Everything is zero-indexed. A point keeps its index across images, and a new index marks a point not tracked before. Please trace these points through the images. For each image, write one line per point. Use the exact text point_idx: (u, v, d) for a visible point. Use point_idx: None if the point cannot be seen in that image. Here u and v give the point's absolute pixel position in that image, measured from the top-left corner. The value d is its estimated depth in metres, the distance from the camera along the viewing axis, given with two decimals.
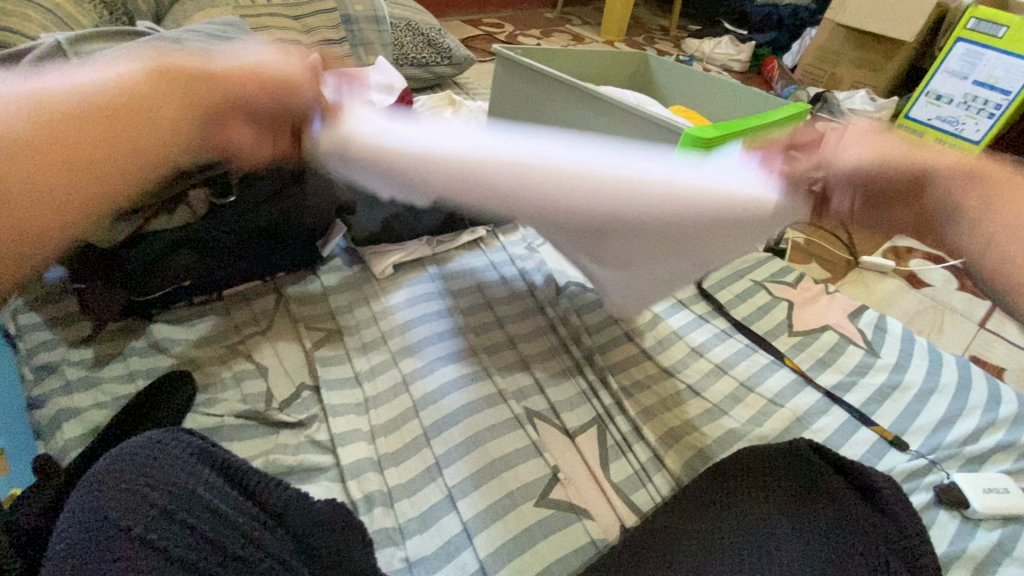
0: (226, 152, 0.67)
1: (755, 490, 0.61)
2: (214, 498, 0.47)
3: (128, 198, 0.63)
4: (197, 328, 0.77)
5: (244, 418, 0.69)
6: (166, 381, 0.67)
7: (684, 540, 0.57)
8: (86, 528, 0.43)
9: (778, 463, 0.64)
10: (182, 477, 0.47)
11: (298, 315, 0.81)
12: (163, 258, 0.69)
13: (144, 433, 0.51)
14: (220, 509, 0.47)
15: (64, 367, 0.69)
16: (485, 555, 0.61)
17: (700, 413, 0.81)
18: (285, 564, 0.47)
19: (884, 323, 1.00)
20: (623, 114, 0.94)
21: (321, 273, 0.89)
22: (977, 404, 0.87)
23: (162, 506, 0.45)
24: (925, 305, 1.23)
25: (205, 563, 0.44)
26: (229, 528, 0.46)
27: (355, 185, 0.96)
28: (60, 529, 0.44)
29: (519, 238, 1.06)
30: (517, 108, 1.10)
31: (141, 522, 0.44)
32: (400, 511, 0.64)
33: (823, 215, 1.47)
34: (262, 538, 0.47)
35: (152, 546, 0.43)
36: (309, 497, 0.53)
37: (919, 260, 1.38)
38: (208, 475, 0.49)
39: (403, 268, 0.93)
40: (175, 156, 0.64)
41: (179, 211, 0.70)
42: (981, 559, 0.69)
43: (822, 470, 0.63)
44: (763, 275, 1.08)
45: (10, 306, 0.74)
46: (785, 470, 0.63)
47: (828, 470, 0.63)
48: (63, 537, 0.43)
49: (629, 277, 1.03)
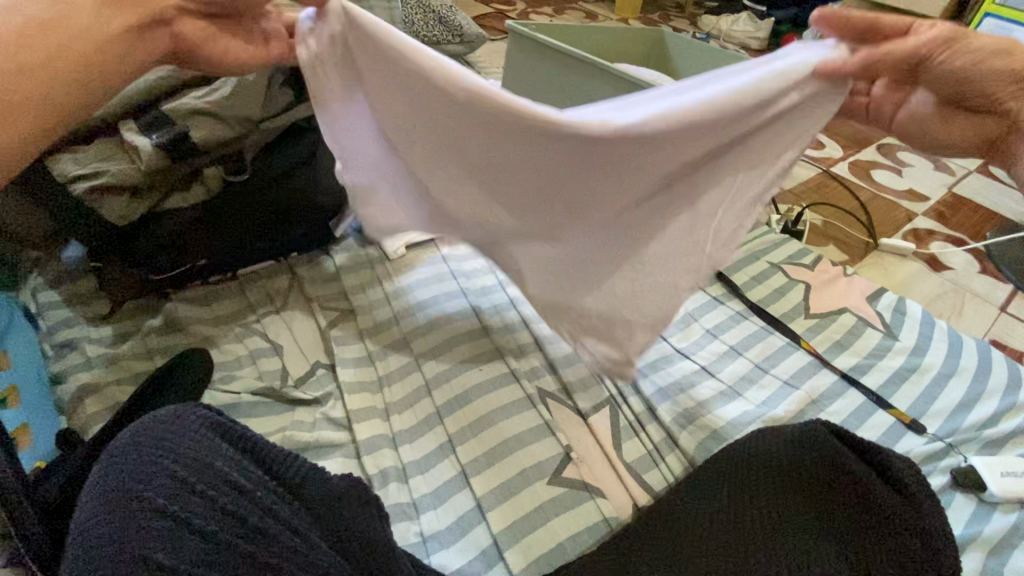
0: (239, 128, 0.67)
1: (769, 476, 0.60)
2: (228, 469, 0.48)
3: (143, 175, 0.63)
4: (212, 307, 0.78)
5: (260, 395, 0.69)
6: (182, 357, 0.68)
7: (692, 525, 0.58)
8: (109, 502, 0.45)
9: (797, 445, 0.62)
10: (199, 454, 0.48)
11: (312, 295, 0.82)
12: (179, 238, 0.68)
13: (160, 411, 0.51)
14: (237, 483, 0.48)
15: (84, 344, 0.71)
16: (498, 531, 0.62)
17: (714, 395, 0.80)
18: (301, 535, 0.48)
19: (903, 306, 0.98)
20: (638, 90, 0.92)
21: (334, 252, 0.88)
22: (996, 388, 0.86)
23: (181, 480, 0.46)
24: (945, 289, 1.21)
25: (225, 536, 0.45)
26: (247, 502, 0.47)
27: None
28: (89, 500, 0.46)
29: None
30: (530, 88, 1.08)
31: (163, 494, 0.45)
32: (415, 486, 0.65)
33: (840, 197, 1.44)
34: (279, 510, 0.48)
35: (176, 518, 0.44)
36: (323, 469, 0.53)
37: (941, 242, 1.35)
38: (227, 453, 0.50)
39: (416, 248, 0.93)
40: (189, 133, 0.63)
41: (194, 188, 0.68)
42: (997, 541, 0.69)
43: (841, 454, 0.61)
44: (781, 257, 1.06)
45: (32, 285, 0.76)
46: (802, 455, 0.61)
47: (847, 450, 0.61)
48: (93, 509, 0.45)
49: None
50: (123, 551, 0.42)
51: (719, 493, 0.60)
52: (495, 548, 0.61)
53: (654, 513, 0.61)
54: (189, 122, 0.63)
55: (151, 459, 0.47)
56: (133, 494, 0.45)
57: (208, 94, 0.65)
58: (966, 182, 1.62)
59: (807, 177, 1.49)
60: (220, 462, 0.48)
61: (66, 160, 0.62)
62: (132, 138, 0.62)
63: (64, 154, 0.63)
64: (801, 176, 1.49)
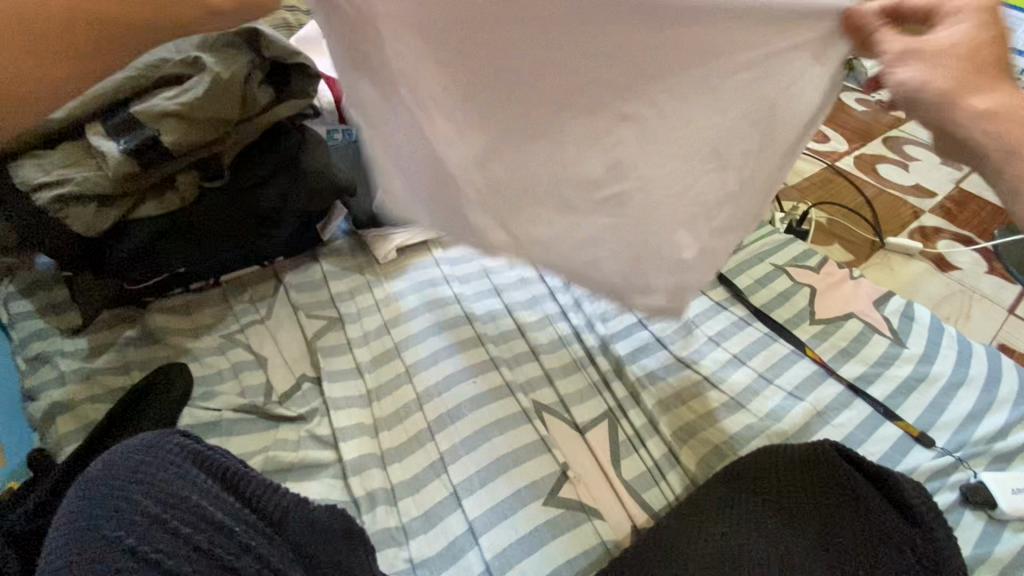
0: (213, 130, 0.62)
1: (775, 499, 0.58)
2: (205, 503, 0.45)
3: (112, 184, 0.59)
4: (193, 317, 0.75)
5: (243, 412, 0.67)
6: (159, 373, 0.65)
7: (696, 547, 0.55)
8: (72, 539, 0.42)
9: (806, 468, 0.59)
10: (172, 483, 0.46)
11: (297, 303, 0.78)
12: (153, 247, 0.64)
13: (136, 438, 0.49)
14: (211, 515, 0.45)
15: (58, 358, 0.67)
16: (491, 556, 0.59)
17: (716, 407, 0.77)
18: (280, 574, 0.45)
19: (911, 311, 0.95)
20: None
21: (321, 256, 0.85)
22: (1006, 398, 0.83)
23: (152, 514, 0.43)
24: (952, 290, 1.18)
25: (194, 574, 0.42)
26: (223, 534, 0.45)
27: (356, 165, 0.92)
28: (56, 532, 0.43)
29: None
30: None
31: (133, 531, 0.42)
32: (404, 508, 0.62)
33: (846, 194, 1.40)
34: (258, 545, 0.45)
35: (145, 558, 0.41)
36: (308, 501, 0.51)
37: (947, 241, 1.32)
38: (203, 482, 0.47)
39: (407, 252, 0.90)
40: (160, 138, 0.59)
41: (168, 195, 0.64)
42: (1007, 561, 0.67)
43: (855, 480, 0.58)
44: (785, 259, 1.03)
45: (2, 294, 0.72)
46: (812, 480, 0.58)
47: (858, 475, 0.59)
48: (56, 542, 0.42)
49: None
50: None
51: (726, 516, 0.57)
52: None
53: (655, 535, 0.58)
54: (160, 126, 0.59)
55: (122, 492, 0.44)
56: (98, 530, 0.42)
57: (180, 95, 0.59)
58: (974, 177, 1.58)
59: (812, 173, 1.45)
60: (196, 495, 0.46)
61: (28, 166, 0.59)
62: (99, 143, 0.58)
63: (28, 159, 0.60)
64: (806, 171, 1.45)
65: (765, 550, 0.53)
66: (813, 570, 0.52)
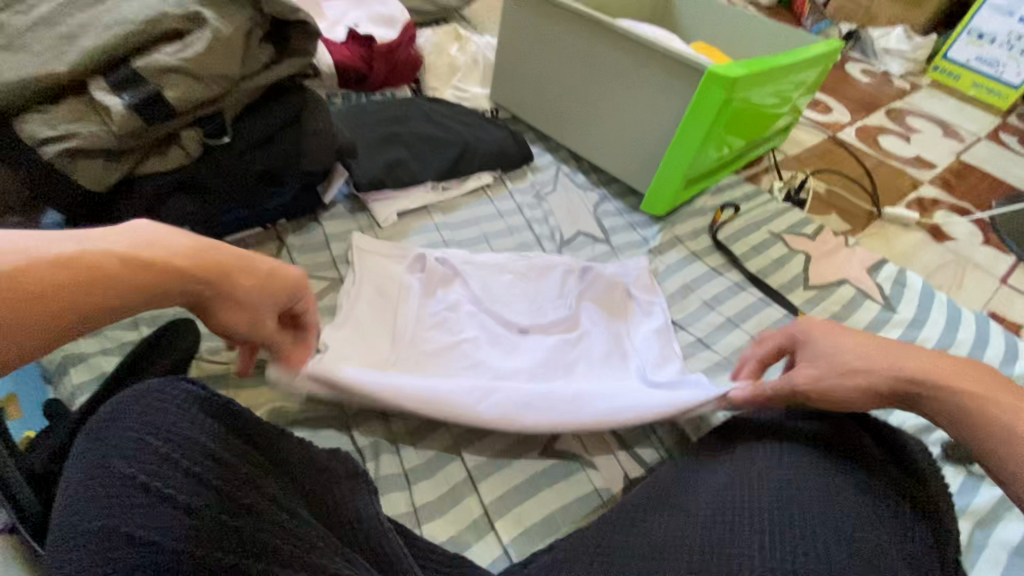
0: (216, 87, 0.63)
1: (777, 454, 0.58)
2: (210, 442, 0.48)
3: (117, 139, 0.60)
4: None
5: (249, 367, 0.69)
6: (169, 330, 0.66)
7: (698, 498, 0.56)
8: (90, 477, 0.44)
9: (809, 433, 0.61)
10: (184, 427, 0.47)
11: (300, 264, 0.80)
12: (157, 205, 0.65)
13: (146, 384, 0.51)
14: (222, 457, 0.48)
15: None
16: (489, 501, 0.62)
17: (709, 367, 0.80)
18: (286, 511, 0.48)
19: (903, 278, 0.97)
20: (640, 48, 0.88)
21: (322, 219, 0.86)
22: (992, 361, 0.85)
23: (164, 454, 0.45)
24: (946, 260, 1.19)
25: (207, 509, 0.44)
26: (234, 475, 0.47)
27: (357, 129, 0.93)
28: (73, 469, 0.46)
29: (528, 186, 1.03)
30: (527, 46, 1.03)
31: (146, 470, 0.44)
32: (407, 458, 0.65)
33: (845, 165, 1.40)
34: (264, 485, 0.49)
35: (157, 492, 0.44)
36: (308, 445, 0.54)
37: (945, 212, 1.33)
38: (212, 427, 0.49)
39: (407, 216, 0.91)
40: (162, 93, 0.59)
41: (171, 152, 0.64)
42: (983, 512, 0.70)
43: (864, 446, 0.59)
44: (782, 227, 1.04)
45: None
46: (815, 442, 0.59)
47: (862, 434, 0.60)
48: (75, 480, 0.45)
49: (641, 228, 1.00)
50: (107, 525, 0.42)
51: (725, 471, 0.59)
52: (486, 519, 0.61)
53: (651, 487, 0.60)
54: (163, 80, 0.59)
55: (132, 435, 0.46)
56: (114, 469, 0.44)
57: (182, 50, 0.60)
58: (974, 149, 1.58)
59: (812, 143, 1.45)
60: (204, 437, 0.48)
61: (34, 121, 0.58)
62: (102, 98, 0.58)
63: (31, 113, 0.59)
64: (806, 142, 1.45)
65: (765, 497, 0.54)
66: (813, 514, 0.52)
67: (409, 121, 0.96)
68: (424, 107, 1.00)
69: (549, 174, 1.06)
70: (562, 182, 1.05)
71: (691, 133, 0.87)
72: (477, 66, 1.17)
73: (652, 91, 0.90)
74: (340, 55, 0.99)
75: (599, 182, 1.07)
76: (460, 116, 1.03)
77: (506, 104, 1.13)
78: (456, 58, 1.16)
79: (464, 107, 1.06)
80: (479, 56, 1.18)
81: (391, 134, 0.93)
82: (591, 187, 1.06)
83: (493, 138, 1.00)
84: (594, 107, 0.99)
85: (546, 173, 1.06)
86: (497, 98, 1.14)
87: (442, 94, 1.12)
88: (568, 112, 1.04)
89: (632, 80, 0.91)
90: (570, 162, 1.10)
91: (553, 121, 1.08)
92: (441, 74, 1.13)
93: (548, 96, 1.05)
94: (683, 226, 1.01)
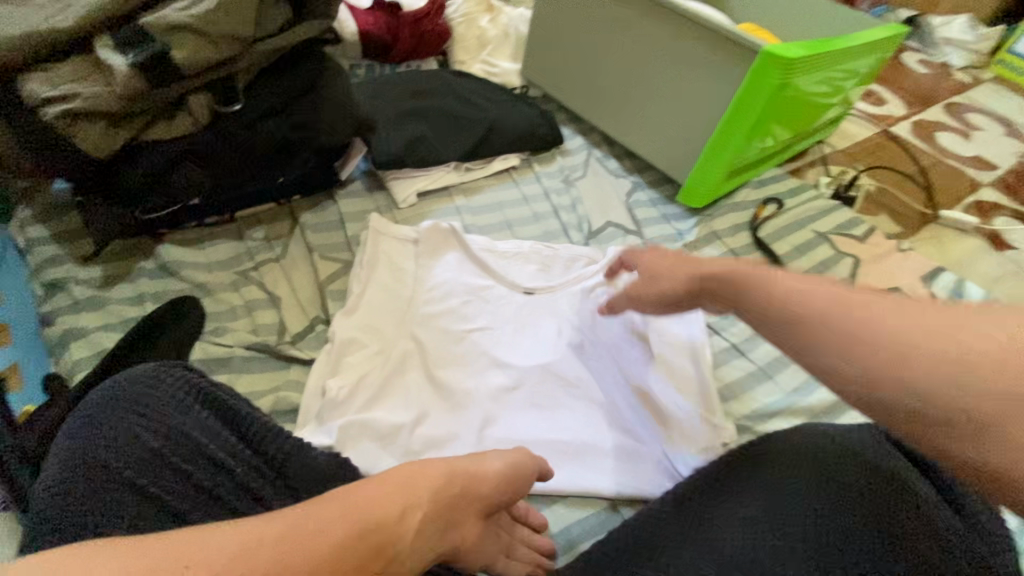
0: (227, 49, 0.58)
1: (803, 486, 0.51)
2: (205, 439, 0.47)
3: (121, 101, 0.56)
4: (208, 251, 0.72)
5: (255, 350, 0.65)
6: (175, 307, 0.63)
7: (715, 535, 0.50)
8: (71, 465, 0.44)
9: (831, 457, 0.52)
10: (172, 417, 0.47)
11: (313, 243, 0.75)
12: (164, 174, 0.61)
13: (143, 367, 0.50)
14: (217, 457, 0.46)
15: (71, 285, 0.66)
16: None
17: (743, 377, 0.74)
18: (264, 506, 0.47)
19: (961, 289, 0.88)
20: (687, 25, 0.80)
21: (339, 197, 0.81)
22: None
23: (154, 449, 0.45)
24: (1005, 270, 1.10)
25: (180, 509, 0.44)
26: (227, 475, 0.46)
27: (379, 103, 0.87)
28: (61, 450, 0.45)
29: (556, 169, 0.97)
30: (564, 20, 0.96)
31: (133, 465, 0.44)
32: None
33: (897, 162, 1.30)
34: (256, 484, 0.47)
35: (134, 484, 0.43)
36: (309, 446, 0.51)
37: (1005, 218, 1.22)
38: (209, 422, 0.49)
39: (428, 197, 0.86)
40: (169, 53, 0.55)
41: (179, 119, 0.60)
42: None
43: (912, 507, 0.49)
44: (829, 226, 0.96)
45: (19, 218, 0.71)
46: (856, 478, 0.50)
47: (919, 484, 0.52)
48: (59, 463, 0.44)
49: (676, 221, 0.93)
50: (80, 517, 0.42)
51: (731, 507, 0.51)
52: None
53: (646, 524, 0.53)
54: (171, 40, 0.55)
55: (126, 422, 0.46)
56: (99, 460, 0.44)
57: (190, 6, 0.56)
58: None
59: (863, 137, 1.35)
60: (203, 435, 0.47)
61: (36, 80, 0.55)
62: (106, 56, 0.54)
63: (36, 71, 0.55)
64: (856, 135, 1.35)
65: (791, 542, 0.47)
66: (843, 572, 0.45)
67: (434, 96, 0.91)
68: (450, 81, 0.95)
69: (579, 159, 1.00)
70: (592, 168, 0.98)
71: (738, 118, 0.80)
72: (508, 40, 1.10)
73: (698, 72, 0.83)
74: (364, 22, 0.94)
75: (632, 169, 1.00)
76: (487, 92, 0.96)
77: (538, 81, 1.06)
78: (486, 30, 1.08)
79: (492, 83, 1.00)
80: (511, 30, 1.10)
81: (414, 109, 0.88)
82: (624, 174, 0.99)
83: (522, 118, 0.94)
84: (633, 88, 0.92)
85: (577, 157, 1.00)
86: (527, 76, 1.07)
87: (469, 68, 1.06)
88: (604, 94, 0.97)
89: (676, 59, 0.84)
90: (602, 146, 1.03)
91: (587, 102, 1.01)
92: (469, 46, 1.07)
93: (583, 75, 0.98)
94: (722, 221, 0.94)
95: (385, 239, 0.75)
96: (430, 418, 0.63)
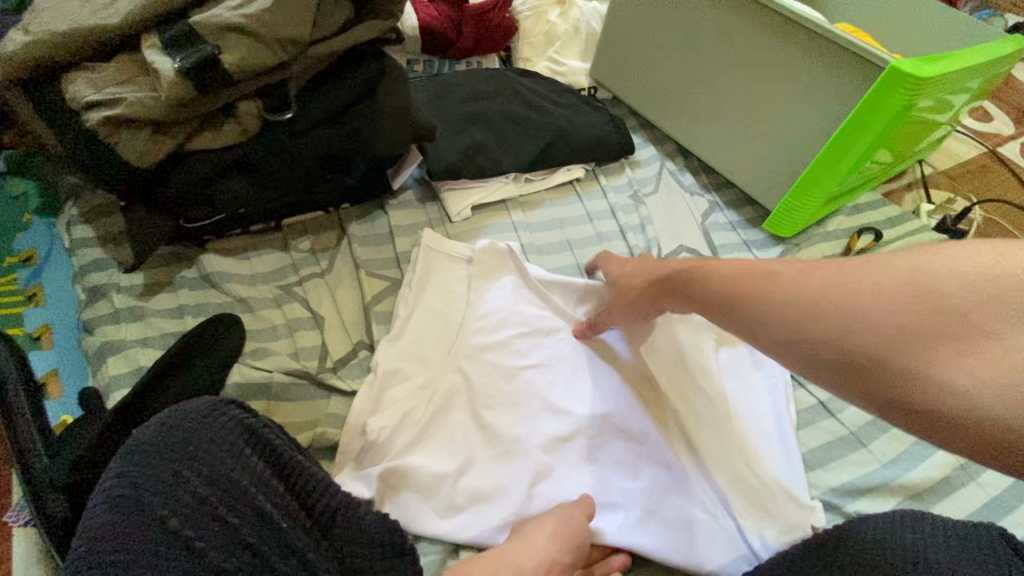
0: (282, 53, 0.52)
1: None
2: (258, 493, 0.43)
3: (168, 107, 0.51)
4: (252, 263, 0.68)
5: (294, 376, 0.61)
6: (216, 323, 0.59)
7: None
8: (115, 508, 0.39)
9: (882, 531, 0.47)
10: (222, 461, 0.42)
11: (361, 259, 0.70)
12: (210, 184, 0.57)
13: (194, 401, 0.45)
14: (266, 511, 0.42)
15: (113, 293, 0.63)
16: None
17: (831, 441, 0.64)
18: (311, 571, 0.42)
19: None
20: (793, 29, 0.70)
21: (389, 207, 0.76)
22: None
23: (199, 496, 0.40)
24: None
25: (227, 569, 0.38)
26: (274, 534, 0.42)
27: (437, 105, 0.81)
28: (101, 492, 0.40)
29: (624, 183, 0.88)
30: (644, 17, 0.86)
31: (178, 515, 0.39)
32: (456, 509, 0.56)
33: (1009, 188, 1.14)
34: (303, 547, 0.43)
35: (184, 541, 0.38)
36: (359, 503, 0.47)
37: None
38: (259, 468, 0.44)
39: (483, 211, 0.80)
40: (219, 57, 0.50)
41: (228, 127, 0.56)
42: None
43: None
44: None
45: (66, 216, 0.69)
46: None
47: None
48: (98, 510, 0.39)
49: (757, 249, 0.83)
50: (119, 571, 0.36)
51: None
52: None
53: None
54: (222, 42, 0.50)
55: (173, 466, 0.40)
56: (140, 508, 0.39)
57: (245, 5, 0.50)
58: None
59: (970, 156, 1.19)
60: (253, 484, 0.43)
61: (82, 82, 0.51)
62: (153, 58, 0.50)
63: (82, 72, 0.52)
64: (961, 154, 1.19)
65: None
66: None
67: (496, 98, 0.84)
68: (515, 81, 0.87)
69: (649, 172, 0.90)
70: (664, 183, 0.89)
71: (846, 142, 0.70)
72: (577, 36, 1.01)
73: (800, 85, 0.72)
74: (425, 14, 0.87)
75: (708, 186, 0.91)
76: (554, 95, 0.88)
77: (608, 83, 0.97)
78: (555, 25, 0.99)
79: (559, 84, 0.92)
80: (582, 25, 1.00)
81: (474, 113, 0.81)
82: (699, 192, 0.89)
83: (590, 125, 0.85)
84: (718, 97, 0.82)
85: (647, 169, 0.91)
86: (597, 76, 0.98)
87: (534, 66, 0.97)
88: (684, 101, 0.87)
89: (774, 69, 0.74)
90: (675, 159, 0.94)
91: (663, 109, 0.91)
92: (535, 42, 0.98)
93: (661, 79, 0.89)
94: (809, 252, 0.83)
95: (435, 257, 0.69)
96: (475, 465, 0.57)
